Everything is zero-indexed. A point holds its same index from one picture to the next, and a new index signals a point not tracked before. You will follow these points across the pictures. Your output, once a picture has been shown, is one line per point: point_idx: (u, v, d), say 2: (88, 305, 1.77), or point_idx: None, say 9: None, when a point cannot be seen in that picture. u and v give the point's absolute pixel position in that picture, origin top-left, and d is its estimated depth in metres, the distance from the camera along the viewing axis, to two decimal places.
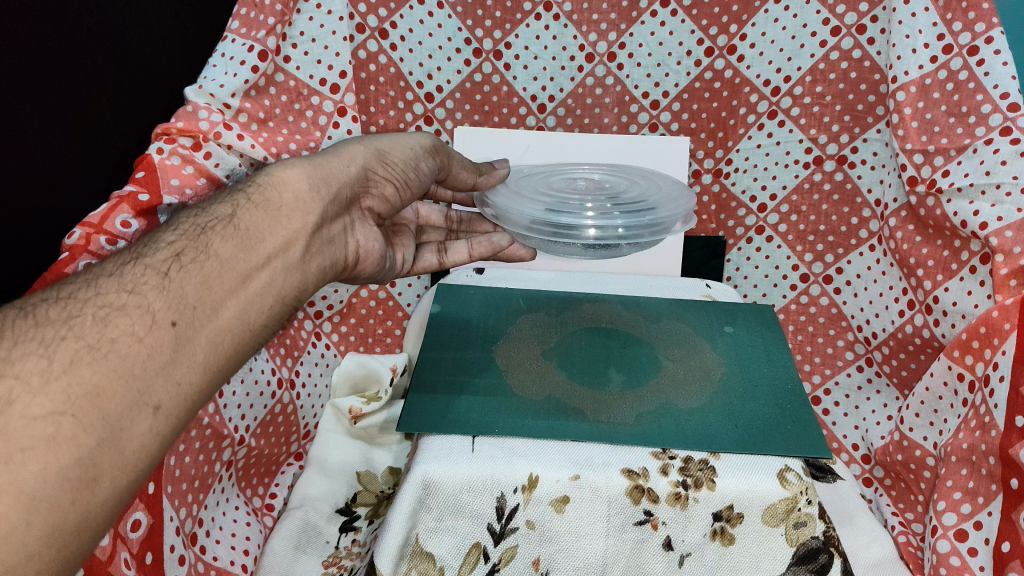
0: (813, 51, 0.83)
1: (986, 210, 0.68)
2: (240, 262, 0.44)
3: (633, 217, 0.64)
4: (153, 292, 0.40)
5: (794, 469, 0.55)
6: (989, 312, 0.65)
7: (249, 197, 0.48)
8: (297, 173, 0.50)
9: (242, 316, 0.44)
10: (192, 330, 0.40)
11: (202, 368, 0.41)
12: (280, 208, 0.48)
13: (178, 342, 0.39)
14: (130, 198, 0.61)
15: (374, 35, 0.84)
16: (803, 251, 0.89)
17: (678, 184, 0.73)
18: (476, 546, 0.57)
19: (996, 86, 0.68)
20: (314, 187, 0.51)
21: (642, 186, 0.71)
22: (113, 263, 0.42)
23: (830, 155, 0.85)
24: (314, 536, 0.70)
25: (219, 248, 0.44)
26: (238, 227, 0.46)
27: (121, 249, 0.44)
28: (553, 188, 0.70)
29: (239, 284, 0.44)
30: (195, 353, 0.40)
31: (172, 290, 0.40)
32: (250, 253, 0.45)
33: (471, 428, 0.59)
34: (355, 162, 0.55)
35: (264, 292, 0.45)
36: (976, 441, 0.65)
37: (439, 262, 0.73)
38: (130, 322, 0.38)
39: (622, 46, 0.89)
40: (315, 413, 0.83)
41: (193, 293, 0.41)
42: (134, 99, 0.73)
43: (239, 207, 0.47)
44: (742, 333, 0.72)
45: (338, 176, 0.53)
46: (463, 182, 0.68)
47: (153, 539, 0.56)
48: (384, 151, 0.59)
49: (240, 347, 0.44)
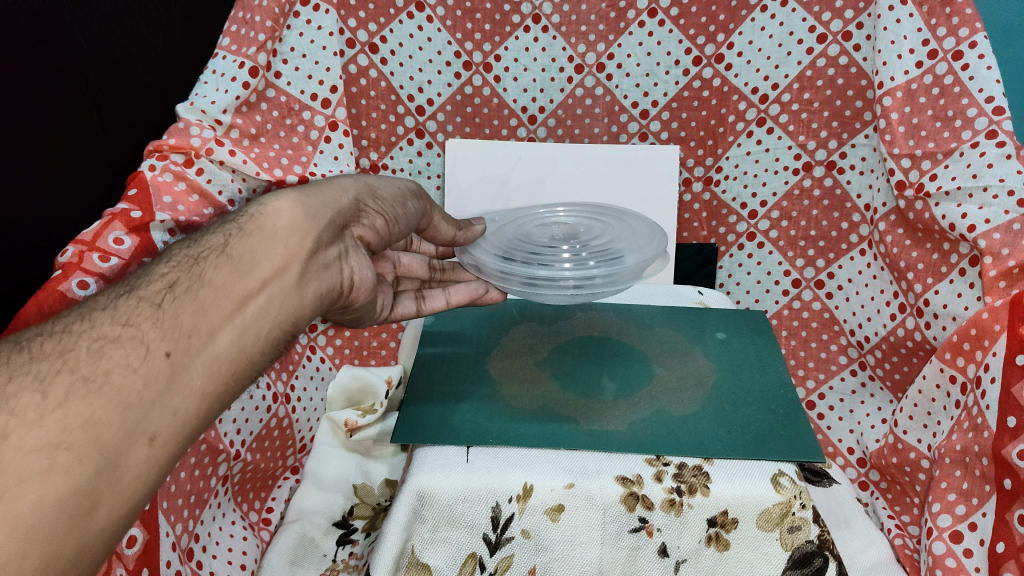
0: (800, 59, 0.83)
1: (974, 212, 0.68)
2: (234, 290, 0.44)
3: (608, 265, 0.64)
4: (147, 323, 0.40)
5: (788, 474, 0.56)
6: (979, 313, 0.66)
7: (241, 226, 0.48)
8: (290, 201, 0.50)
9: (238, 343, 0.44)
10: (187, 359, 0.40)
11: (199, 396, 0.41)
12: (273, 235, 0.48)
13: (173, 371, 0.39)
14: (123, 215, 0.62)
15: (363, 50, 0.85)
16: (795, 257, 0.90)
17: (650, 225, 0.72)
18: (472, 556, 0.56)
19: (981, 90, 0.69)
20: (309, 214, 0.51)
21: (611, 230, 0.71)
22: (107, 297, 0.42)
23: (819, 161, 0.86)
24: (311, 549, 0.70)
25: (213, 277, 0.44)
26: (231, 255, 0.46)
27: (116, 281, 0.44)
28: (528, 239, 0.70)
29: (233, 311, 0.44)
30: (191, 381, 0.40)
31: (166, 320, 0.41)
32: (245, 280, 0.45)
33: (466, 439, 0.59)
34: (347, 192, 0.56)
35: (259, 319, 0.46)
36: (969, 443, 0.65)
37: (417, 309, 0.72)
38: (125, 354, 0.38)
39: (610, 58, 0.89)
40: (311, 427, 0.83)
41: (187, 323, 0.41)
42: (125, 115, 0.74)
43: (232, 235, 0.47)
44: (734, 339, 0.72)
45: (330, 203, 0.54)
46: (445, 238, 0.66)
47: (149, 555, 0.56)
48: (374, 187, 0.59)
49: (236, 375, 0.44)
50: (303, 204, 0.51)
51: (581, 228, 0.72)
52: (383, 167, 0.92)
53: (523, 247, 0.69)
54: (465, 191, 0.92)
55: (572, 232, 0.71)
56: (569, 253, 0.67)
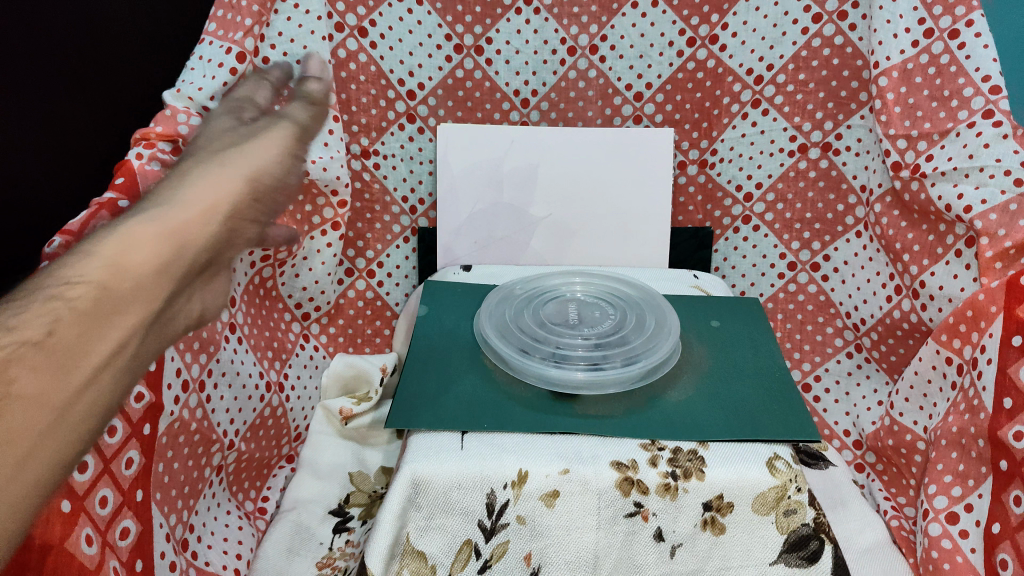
0: (795, 39, 0.83)
1: (970, 192, 0.68)
2: (126, 307, 0.48)
3: (624, 354, 0.64)
4: (48, 344, 0.43)
5: (783, 457, 0.56)
6: (975, 295, 0.66)
7: (134, 233, 0.50)
8: (197, 207, 0.55)
9: (116, 358, 0.47)
10: (69, 371, 0.43)
11: (102, 371, 0.46)
12: (171, 247, 0.52)
13: (65, 389, 0.43)
14: (109, 204, 0.60)
15: (352, 34, 0.84)
16: (790, 239, 0.89)
17: (637, 300, 0.73)
18: (467, 543, 0.56)
19: (978, 69, 0.68)
20: (214, 217, 0.56)
21: (606, 316, 0.71)
22: (14, 292, 0.45)
23: (814, 143, 0.85)
24: (308, 538, 0.69)
25: (113, 292, 0.47)
26: (128, 267, 0.48)
27: (52, 261, 0.49)
28: (538, 322, 0.69)
29: (119, 327, 0.47)
30: (71, 396, 0.43)
31: (59, 338, 0.43)
32: (133, 297, 0.48)
33: (461, 423, 0.58)
34: (240, 195, 0.59)
35: (137, 332, 0.49)
36: (965, 424, 0.65)
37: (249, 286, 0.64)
38: (27, 372, 0.41)
39: (604, 39, 0.88)
40: (306, 416, 0.83)
41: (72, 339, 0.44)
42: (110, 101, 0.73)
43: (128, 244, 0.49)
44: (729, 326, 0.72)
45: (228, 203, 0.57)
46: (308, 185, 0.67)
47: (144, 547, 0.53)
48: (251, 183, 0.60)
49: (112, 386, 0.47)
50: (242, 180, 0.59)
51: (580, 312, 0.72)
52: (375, 154, 0.89)
53: (534, 332, 0.67)
54: (455, 177, 0.90)
55: (574, 317, 0.71)
56: (583, 345, 0.65)
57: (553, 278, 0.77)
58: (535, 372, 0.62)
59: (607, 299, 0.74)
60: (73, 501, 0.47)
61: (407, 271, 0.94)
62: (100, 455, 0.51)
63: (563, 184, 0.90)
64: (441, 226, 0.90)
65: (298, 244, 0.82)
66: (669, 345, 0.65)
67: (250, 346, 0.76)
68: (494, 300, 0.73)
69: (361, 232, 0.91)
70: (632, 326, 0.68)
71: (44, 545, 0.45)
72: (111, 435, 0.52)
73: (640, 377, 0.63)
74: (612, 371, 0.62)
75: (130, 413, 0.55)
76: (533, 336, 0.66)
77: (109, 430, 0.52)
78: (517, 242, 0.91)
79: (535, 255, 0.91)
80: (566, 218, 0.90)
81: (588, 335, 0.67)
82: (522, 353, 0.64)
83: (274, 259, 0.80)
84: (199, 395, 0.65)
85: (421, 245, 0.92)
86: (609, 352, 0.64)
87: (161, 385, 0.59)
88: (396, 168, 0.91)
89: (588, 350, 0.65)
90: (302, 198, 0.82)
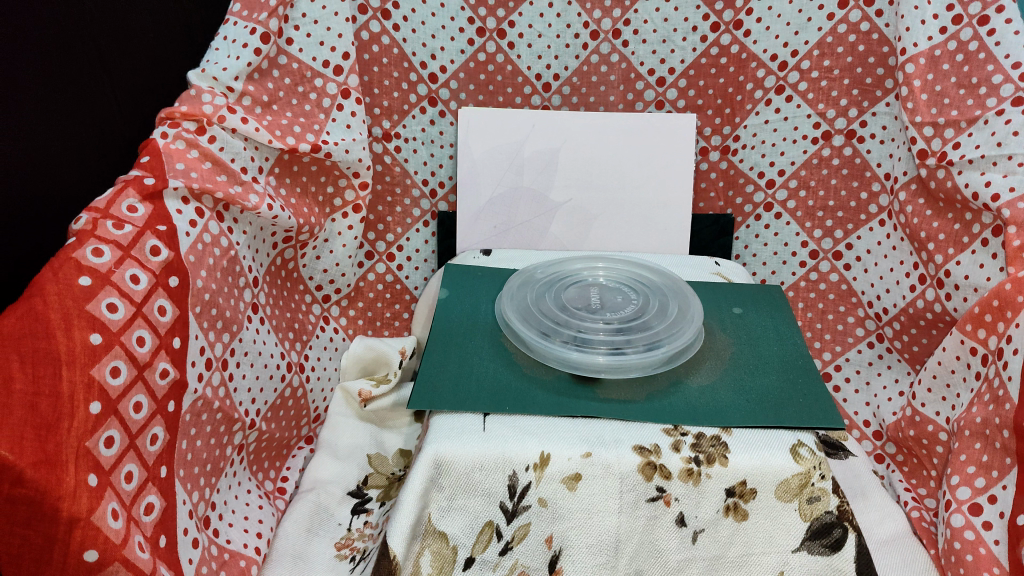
0: (820, 25, 0.82)
1: (998, 180, 0.67)
2: None
3: (646, 338, 0.63)
4: None
5: (807, 444, 0.56)
6: (1002, 284, 0.65)
7: None
8: None
9: None
10: None
11: None
12: None
13: None
14: (136, 182, 0.60)
15: (376, 16, 0.84)
16: (812, 227, 0.88)
17: (658, 287, 0.72)
18: (489, 524, 0.56)
19: (1008, 56, 0.69)
20: None
21: (627, 301, 0.70)
22: None
23: (839, 130, 0.85)
24: (326, 519, 0.70)
25: None
26: None
27: None
28: (558, 305, 0.69)
29: None
30: None
31: None
32: None
33: (483, 405, 0.58)
34: None
35: None
36: (989, 415, 0.64)
37: None
38: None
39: (626, 24, 0.88)
40: (326, 397, 0.84)
41: None
42: (134, 83, 0.73)
43: None
44: (751, 314, 0.71)
45: None
46: None
47: (167, 523, 0.53)
48: None
49: None
50: None
51: (601, 296, 0.72)
52: (396, 137, 0.89)
53: (555, 315, 0.67)
54: (476, 160, 0.89)
55: (595, 302, 0.70)
56: (604, 329, 0.65)
57: (574, 263, 0.77)
58: (556, 354, 0.62)
59: (627, 285, 0.74)
60: (99, 476, 0.47)
61: (427, 256, 0.93)
62: (126, 429, 0.51)
63: (584, 170, 0.90)
64: (461, 210, 0.90)
65: (319, 227, 0.82)
66: (692, 330, 0.64)
67: (272, 327, 0.76)
68: (516, 284, 0.72)
69: (382, 216, 0.91)
70: (654, 312, 0.68)
71: (71, 519, 0.45)
72: (138, 410, 0.52)
73: (663, 362, 0.63)
74: (634, 355, 0.61)
75: (155, 389, 0.55)
76: (554, 319, 0.66)
77: (136, 406, 0.52)
78: (536, 227, 0.90)
79: (554, 241, 0.91)
80: (586, 203, 0.90)
81: (610, 320, 0.66)
82: (544, 336, 0.64)
83: (295, 240, 0.80)
84: (221, 373, 0.65)
85: (439, 230, 0.92)
86: (631, 336, 0.64)
87: (186, 362, 0.59)
88: (417, 150, 0.90)
89: (610, 334, 0.64)
90: (324, 178, 0.83)
